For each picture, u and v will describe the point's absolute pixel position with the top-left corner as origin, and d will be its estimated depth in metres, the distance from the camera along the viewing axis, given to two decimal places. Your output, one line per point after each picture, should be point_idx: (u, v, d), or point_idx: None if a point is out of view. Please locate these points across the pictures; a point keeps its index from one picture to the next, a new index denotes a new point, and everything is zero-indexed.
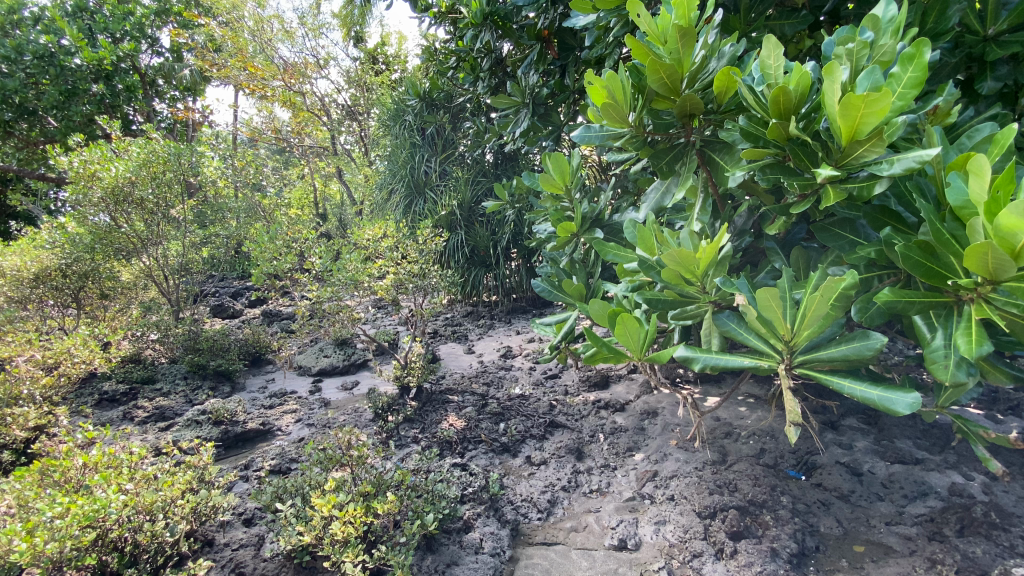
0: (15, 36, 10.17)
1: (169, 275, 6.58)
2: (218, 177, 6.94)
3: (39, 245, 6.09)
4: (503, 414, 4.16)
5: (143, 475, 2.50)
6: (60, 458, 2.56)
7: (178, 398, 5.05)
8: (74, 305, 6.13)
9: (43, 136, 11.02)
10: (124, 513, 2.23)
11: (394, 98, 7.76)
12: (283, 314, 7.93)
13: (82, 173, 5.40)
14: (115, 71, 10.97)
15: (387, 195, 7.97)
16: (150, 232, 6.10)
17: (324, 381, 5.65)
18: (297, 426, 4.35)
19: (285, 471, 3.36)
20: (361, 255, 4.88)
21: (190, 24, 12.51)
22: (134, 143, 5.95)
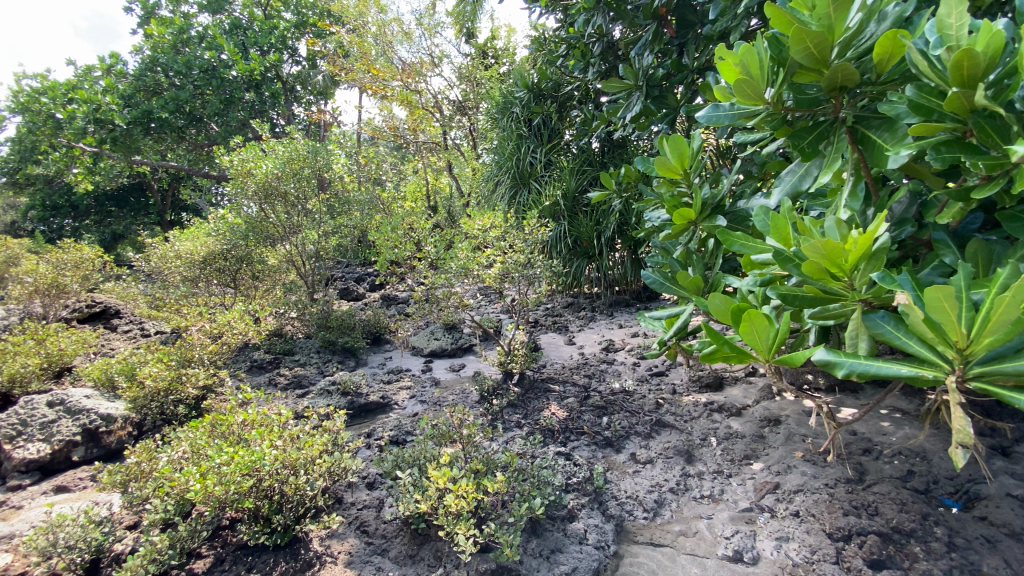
0: (186, 53, 12.05)
1: (306, 260, 7.34)
2: (347, 173, 7.63)
3: (208, 234, 7.24)
4: (606, 408, 4.09)
5: (290, 433, 2.79)
6: (226, 414, 3.00)
7: (312, 369, 5.70)
8: (232, 285, 7.10)
9: (207, 139, 12.93)
10: (275, 466, 2.51)
11: (503, 91, 7.92)
12: (398, 299, 8.57)
13: (241, 171, 6.46)
14: (263, 80, 12.92)
15: (494, 186, 8.14)
16: (290, 222, 6.94)
17: (434, 362, 6.02)
18: (411, 402, 4.67)
19: (401, 442, 3.64)
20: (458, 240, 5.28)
21: (322, 33, 13.81)
22: (280, 143, 6.86)
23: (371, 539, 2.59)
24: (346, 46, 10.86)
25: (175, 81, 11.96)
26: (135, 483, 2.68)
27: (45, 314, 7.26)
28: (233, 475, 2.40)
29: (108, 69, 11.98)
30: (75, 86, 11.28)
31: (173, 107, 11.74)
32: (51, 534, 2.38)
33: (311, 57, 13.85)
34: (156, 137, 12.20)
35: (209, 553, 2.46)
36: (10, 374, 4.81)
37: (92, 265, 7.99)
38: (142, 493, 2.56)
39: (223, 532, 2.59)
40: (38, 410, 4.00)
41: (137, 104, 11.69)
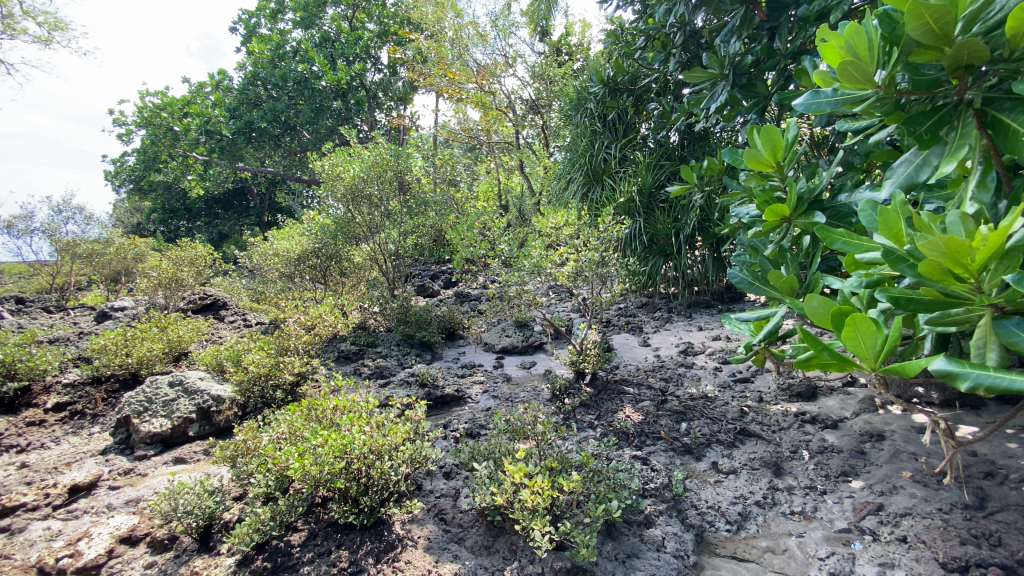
0: (282, 66, 13.15)
1: (386, 259, 7.69)
2: (425, 174, 7.92)
3: (303, 233, 7.88)
4: (685, 413, 3.94)
5: (376, 420, 2.93)
6: (320, 399, 3.22)
7: (393, 360, 6.00)
8: (322, 281, 7.83)
9: (299, 146, 14.01)
10: (364, 450, 2.64)
11: (577, 87, 7.85)
12: (471, 296, 8.79)
13: (331, 175, 6.93)
14: (349, 89, 13.79)
15: (566, 184, 8.04)
16: (373, 222, 7.34)
17: (506, 359, 6.12)
18: (484, 396, 4.77)
19: (475, 434, 3.74)
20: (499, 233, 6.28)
21: (403, 41, 14.40)
22: (365, 147, 7.29)
23: (449, 527, 2.68)
24: (423, 54, 11.33)
25: (273, 93, 13.17)
26: (242, 459, 2.96)
27: (166, 304, 8.22)
28: (327, 456, 2.57)
29: (217, 84, 13.41)
30: (189, 101, 13.16)
31: (270, 117, 12.86)
32: (173, 500, 2.69)
33: (392, 64, 14.53)
34: (257, 145, 13.47)
35: (304, 528, 2.67)
36: (138, 357, 5.49)
37: (204, 261, 8.93)
38: (247, 468, 2.82)
39: (317, 509, 2.80)
40: (161, 389, 4.54)
41: (240, 115, 13.02)
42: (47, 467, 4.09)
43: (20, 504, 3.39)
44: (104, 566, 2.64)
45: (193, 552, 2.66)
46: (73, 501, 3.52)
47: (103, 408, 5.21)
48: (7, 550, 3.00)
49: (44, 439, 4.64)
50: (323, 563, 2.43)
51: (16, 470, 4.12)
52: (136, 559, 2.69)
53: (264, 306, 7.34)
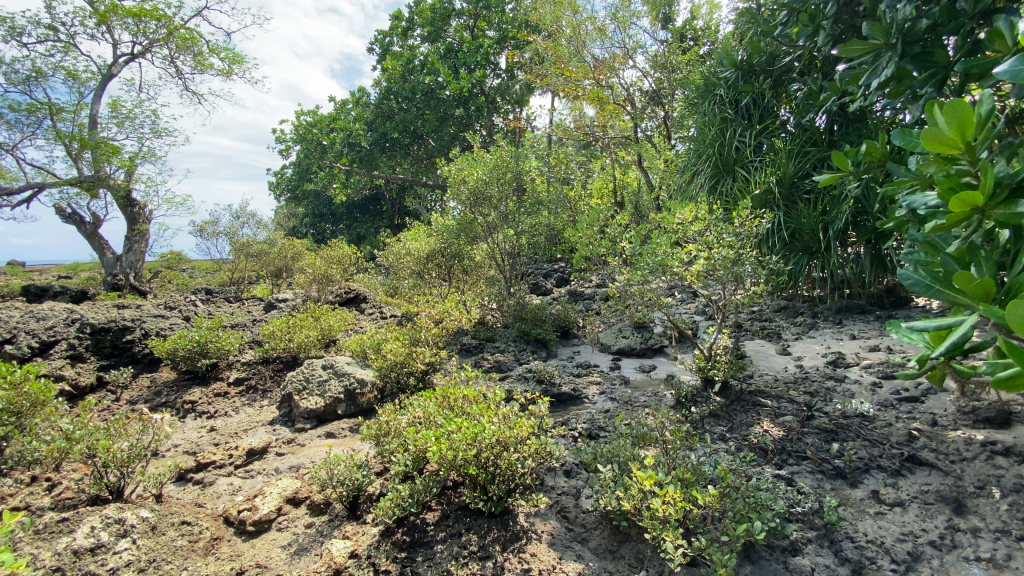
0: (413, 79, 14.34)
1: (503, 257, 7.96)
2: (541, 174, 8.01)
3: (430, 234, 8.48)
4: (837, 432, 3.50)
5: (503, 412, 3.00)
6: (453, 389, 3.41)
7: (510, 356, 6.18)
8: (448, 278, 8.38)
9: (425, 153, 15.08)
10: (494, 441, 2.72)
11: (705, 73, 7.37)
12: (585, 295, 8.72)
13: (457, 178, 7.38)
14: (471, 96, 14.49)
15: (690, 177, 7.55)
16: (493, 222, 7.64)
17: (623, 360, 5.99)
18: (602, 398, 4.71)
19: (595, 436, 3.71)
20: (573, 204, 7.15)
21: (521, 44, 14.70)
22: (487, 151, 7.60)
23: (572, 526, 2.69)
24: (538, 59, 11.20)
25: (403, 105, 14.35)
26: (385, 438, 3.26)
27: (319, 297, 9.40)
28: (461, 442, 2.71)
29: (358, 100, 15.01)
30: (335, 118, 15.17)
31: (401, 128, 14.06)
32: (329, 470, 3.05)
33: (510, 68, 14.95)
34: (390, 154, 14.78)
35: (438, 508, 2.86)
36: (298, 342, 6.33)
37: (348, 260, 10.03)
38: (389, 448, 3.09)
39: (448, 492, 2.97)
40: (316, 370, 5.19)
41: (376, 127, 14.44)
42: (230, 431, 4.90)
43: (211, 461, 4.10)
44: (275, 521, 3.08)
45: (343, 518, 2.99)
46: (250, 462, 4.17)
47: (270, 384, 6.08)
48: (203, 498, 3.65)
49: (227, 408, 5.56)
50: (455, 544, 2.58)
51: (209, 432, 4.99)
52: (298, 518, 3.10)
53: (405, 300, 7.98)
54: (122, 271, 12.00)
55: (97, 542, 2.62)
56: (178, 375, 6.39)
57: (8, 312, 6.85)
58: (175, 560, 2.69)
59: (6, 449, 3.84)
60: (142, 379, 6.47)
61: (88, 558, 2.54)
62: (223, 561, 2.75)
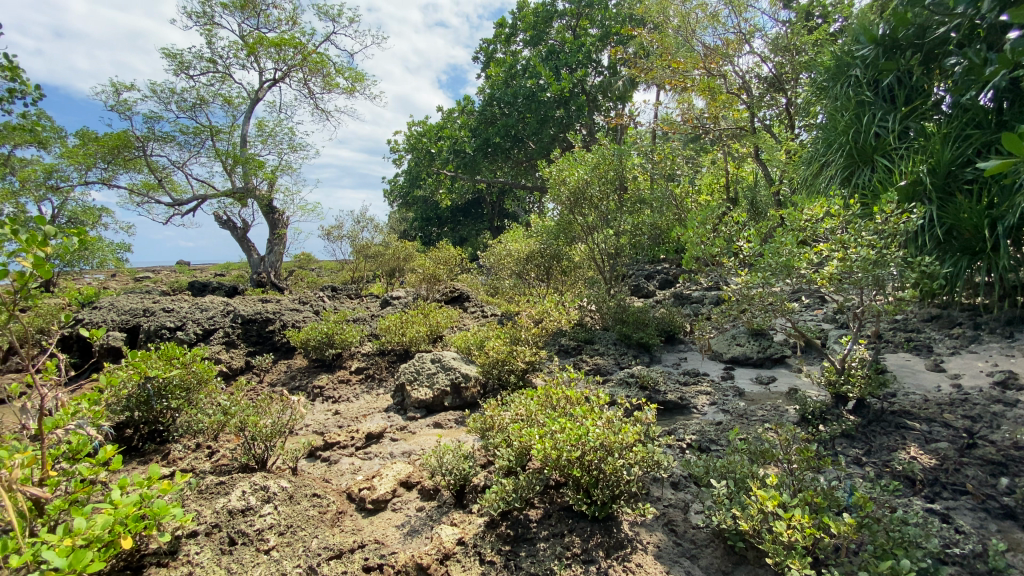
0: (516, 84, 14.72)
1: (603, 258, 7.82)
2: (645, 171, 7.75)
3: (532, 234, 8.62)
4: (1009, 466, 2.96)
5: (608, 416, 2.94)
6: (556, 389, 3.42)
7: (611, 359, 6.05)
8: (547, 279, 8.43)
9: (525, 156, 15.36)
10: (598, 444, 2.68)
11: (837, 52, 6.62)
12: (692, 298, 8.28)
13: (559, 179, 7.45)
14: (572, 96, 14.44)
15: (818, 169, 6.82)
16: (594, 222, 7.56)
17: (737, 370, 5.66)
18: (712, 409, 4.44)
19: (706, 449, 3.53)
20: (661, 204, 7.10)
21: (624, 39, 14.32)
22: (590, 150, 7.58)
23: (681, 540, 2.60)
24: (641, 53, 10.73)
25: (505, 110, 14.82)
26: (490, 432, 3.36)
27: (427, 295, 10.00)
28: (566, 443, 2.70)
29: (463, 108, 15.77)
30: (442, 126, 15.99)
31: (503, 132, 14.51)
32: (438, 459, 3.22)
33: (612, 65, 14.65)
34: (492, 159, 15.29)
35: (540, 506, 2.90)
36: (410, 336, 6.78)
37: (453, 260, 10.54)
38: (494, 442, 3.18)
39: (551, 491, 2.99)
40: (426, 364, 5.51)
41: (479, 133, 15.07)
42: (352, 416, 5.40)
43: (337, 442, 4.54)
44: (390, 502, 3.32)
45: (451, 505, 3.14)
46: (368, 445, 4.56)
47: (385, 375, 6.59)
48: (330, 474, 4.05)
49: (349, 394, 6.13)
50: (558, 544, 2.59)
51: (334, 415, 5.54)
52: (410, 501, 3.31)
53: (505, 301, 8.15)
54: (265, 270, 13.76)
55: (247, 505, 3.02)
56: (309, 363, 7.17)
57: (182, 303, 8.18)
58: (308, 527, 2.99)
59: (179, 418, 4.58)
60: (280, 364, 7.35)
61: (241, 518, 2.95)
62: (347, 533, 3.01)
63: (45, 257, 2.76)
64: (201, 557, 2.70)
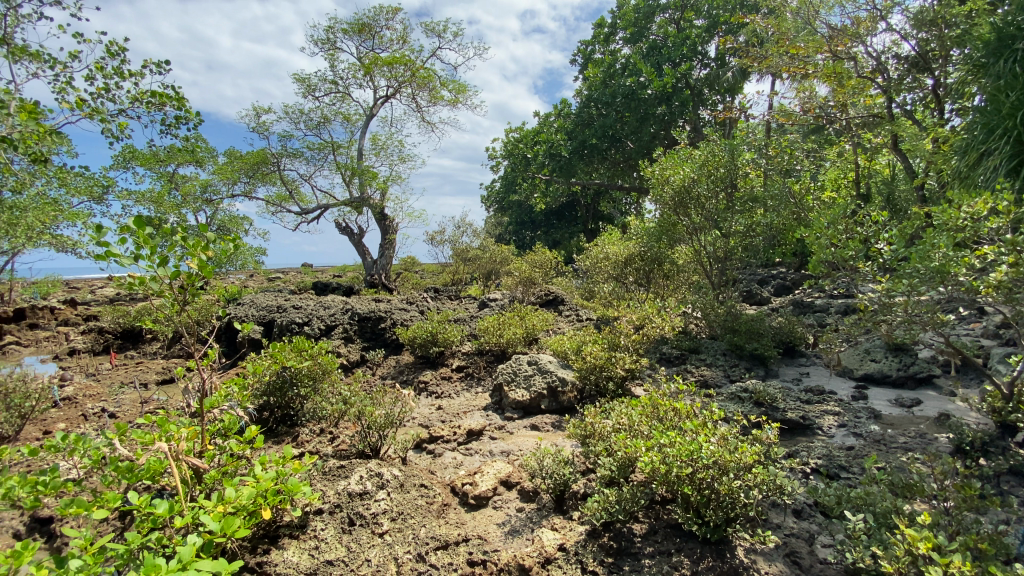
0: (616, 83, 14.47)
1: (710, 261, 7.38)
2: (759, 168, 7.17)
3: (633, 237, 8.42)
4: None
5: (722, 432, 2.75)
6: (662, 400, 3.28)
7: (719, 371, 5.68)
8: (648, 283, 8.15)
9: (623, 156, 15.03)
10: (712, 461, 2.52)
11: (1003, 21, 5.65)
12: (813, 306, 7.54)
13: (663, 178, 7.21)
14: (674, 92, 13.83)
15: (977, 159, 5.85)
16: (699, 223, 7.17)
17: (870, 390, 5.07)
18: (841, 432, 3.99)
19: (835, 476, 3.21)
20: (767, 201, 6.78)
21: (734, 28, 13.44)
22: (698, 148, 7.26)
23: None
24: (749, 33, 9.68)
25: (603, 110, 14.66)
26: (592, 439, 3.30)
27: (524, 297, 10.14)
28: (676, 458, 2.58)
29: (560, 111, 15.87)
30: (539, 131, 16.24)
31: (601, 133, 14.35)
32: (539, 462, 3.24)
33: (720, 56, 13.80)
34: (588, 161, 15.17)
35: (645, 521, 2.79)
36: (508, 337, 6.91)
37: (550, 263, 10.57)
38: (596, 450, 3.12)
39: (657, 506, 2.88)
40: (524, 366, 5.58)
41: (576, 135, 15.04)
42: (454, 411, 5.64)
43: (441, 436, 4.78)
44: (491, 499, 3.40)
45: (551, 509, 3.14)
46: (470, 442, 4.72)
47: (484, 374, 6.80)
48: (435, 466, 4.25)
49: (451, 391, 6.41)
50: (665, 563, 2.48)
51: (438, 410, 5.82)
52: (511, 501, 3.36)
53: (603, 304, 8.02)
54: (377, 272, 14.90)
55: (364, 489, 3.27)
56: (415, 359, 7.62)
57: (308, 301, 9.10)
58: (417, 516, 3.17)
59: (306, 405, 5.09)
60: (390, 359, 7.89)
61: (359, 501, 3.21)
62: (451, 526, 3.13)
63: (207, 260, 3.24)
64: (325, 533, 2.97)
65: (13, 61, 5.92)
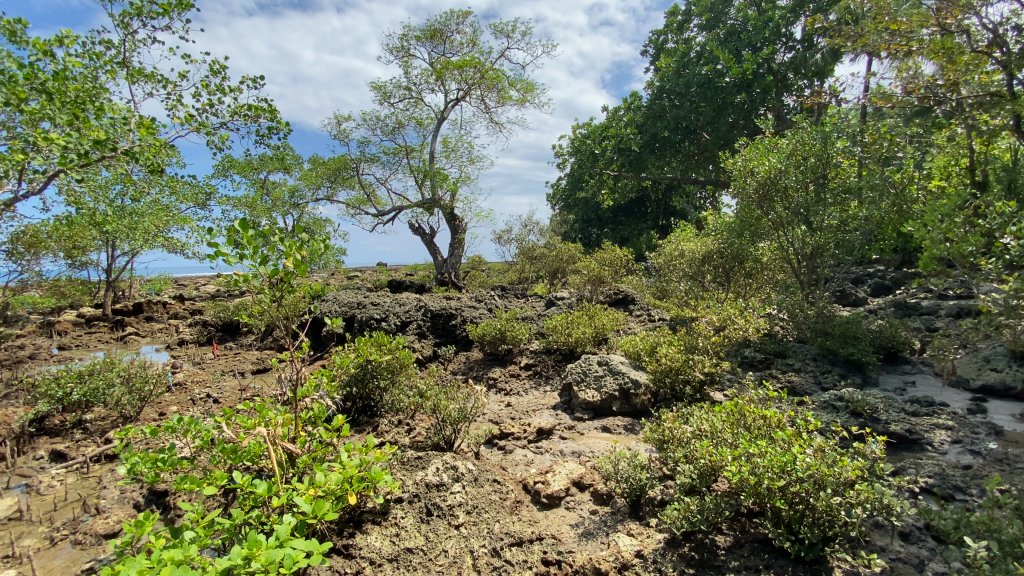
0: (690, 72, 13.87)
1: (797, 259, 6.89)
2: (854, 156, 6.58)
3: (712, 234, 8.05)
4: None
5: (819, 444, 2.56)
6: (749, 406, 3.10)
7: (808, 377, 5.28)
8: (726, 282, 7.75)
9: (698, 148, 14.39)
10: (808, 474, 2.35)
11: None
12: (919, 308, 6.82)
13: (745, 171, 6.99)
14: (755, 78, 13.01)
15: None
16: (785, 218, 6.71)
17: (992, 403, 4.51)
18: (957, 449, 3.57)
19: (952, 499, 2.89)
20: (864, 191, 6.08)
21: (823, 6, 12.42)
22: (785, 136, 6.80)
23: None
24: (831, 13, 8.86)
25: (676, 102, 14.14)
26: (670, 444, 3.19)
27: (593, 295, 9.99)
28: (767, 469, 2.44)
29: (630, 105, 15.50)
30: (607, 126, 15.98)
31: (674, 125, 13.86)
32: (614, 465, 3.17)
33: (807, 37, 12.81)
34: (660, 154, 14.67)
35: (729, 533, 2.66)
36: (577, 337, 6.83)
37: (621, 262, 10.33)
38: (674, 455, 3.02)
39: (742, 519, 2.74)
40: (594, 366, 5.49)
41: (647, 129, 14.62)
42: (523, 409, 5.67)
43: (512, 433, 4.81)
44: (564, 499, 3.37)
45: (626, 514, 3.07)
46: (541, 440, 4.72)
47: (552, 373, 6.78)
48: (505, 462, 4.30)
49: (520, 388, 6.46)
50: None
51: (507, 407, 5.88)
52: (584, 502, 3.33)
53: (677, 303, 7.73)
54: (447, 270, 15.31)
55: (441, 481, 3.38)
56: (484, 356, 7.75)
57: (384, 298, 9.54)
58: (491, 511, 3.22)
59: (385, 398, 5.34)
60: (460, 355, 8.08)
61: (435, 492, 3.31)
62: (524, 523, 3.14)
63: (301, 259, 3.49)
64: (405, 521, 3.09)
65: (134, 82, 6.70)
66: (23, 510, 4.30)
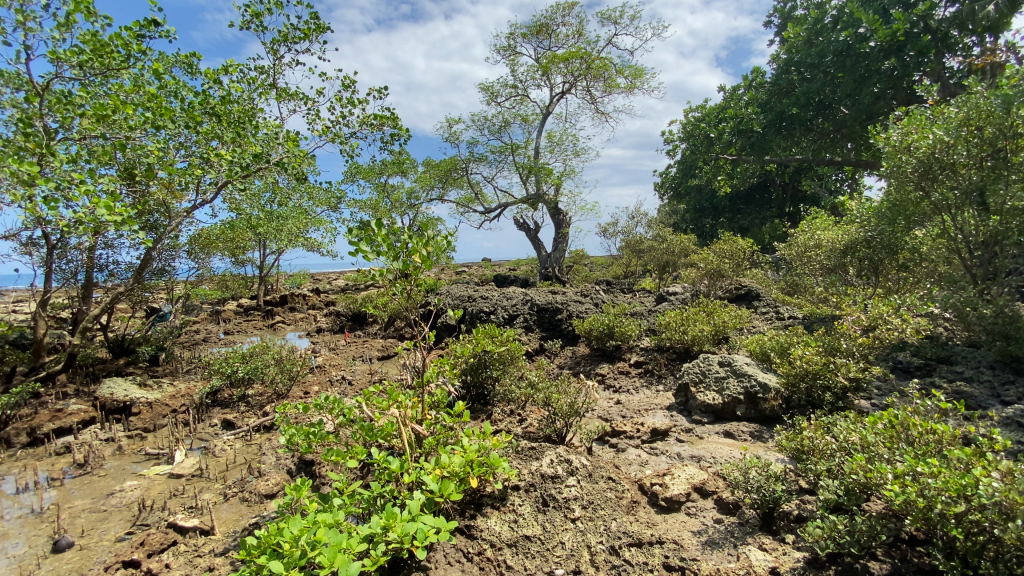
0: (824, 40, 12.32)
1: (968, 248, 5.85)
2: None
3: (856, 222, 7.16)
4: None
5: (1009, 468, 2.14)
6: (913, 418, 2.70)
7: (983, 388, 4.47)
8: (875, 275, 6.87)
9: (834, 125, 12.78)
10: (994, 499, 1.98)
11: None
12: None
13: (901, 148, 6.03)
14: (907, 40, 11.15)
15: None
16: (951, 200, 5.71)
17: None
18: None
19: None
20: None
21: None
22: (953, 104, 5.82)
23: None
24: None
25: (806, 75, 12.71)
26: (811, 456, 2.92)
27: (709, 291, 9.40)
28: (940, 492, 2.13)
29: (751, 83, 14.37)
30: (725, 108, 14.91)
31: (804, 101, 12.50)
32: (744, 473, 2.97)
33: None
34: (787, 134, 13.37)
35: (886, 561, 2.38)
36: (693, 334, 6.46)
37: (742, 254, 9.57)
38: (816, 469, 2.76)
39: (902, 546, 2.44)
40: (714, 366, 5.18)
41: (772, 108, 13.40)
42: (635, 407, 5.54)
43: (624, 431, 4.72)
44: (685, 504, 3.23)
45: (756, 527, 2.87)
46: (655, 441, 4.56)
47: (665, 371, 6.51)
48: (618, 460, 4.23)
49: (631, 386, 6.30)
50: None
51: (617, 404, 5.77)
52: (707, 510, 3.16)
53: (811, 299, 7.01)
54: (551, 264, 15.38)
55: (556, 473, 3.44)
56: (592, 351, 7.67)
57: (493, 292, 9.89)
58: (607, 508, 3.19)
59: (500, 388, 5.55)
60: (567, 350, 8.07)
61: (551, 484, 3.38)
62: (642, 523, 3.07)
63: (426, 256, 3.76)
64: (523, 509, 3.19)
65: (281, 100, 7.68)
66: (203, 469, 5.16)
